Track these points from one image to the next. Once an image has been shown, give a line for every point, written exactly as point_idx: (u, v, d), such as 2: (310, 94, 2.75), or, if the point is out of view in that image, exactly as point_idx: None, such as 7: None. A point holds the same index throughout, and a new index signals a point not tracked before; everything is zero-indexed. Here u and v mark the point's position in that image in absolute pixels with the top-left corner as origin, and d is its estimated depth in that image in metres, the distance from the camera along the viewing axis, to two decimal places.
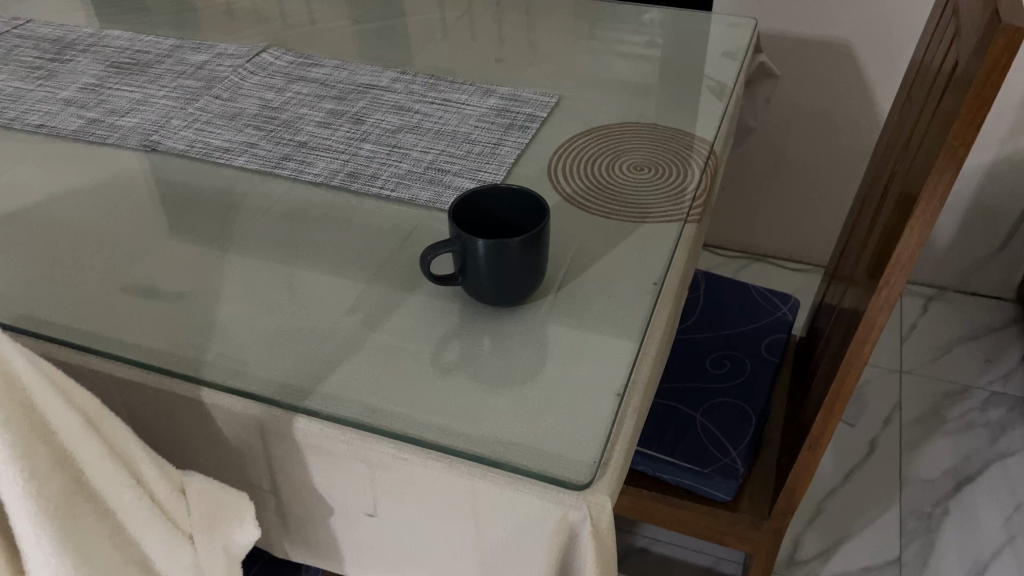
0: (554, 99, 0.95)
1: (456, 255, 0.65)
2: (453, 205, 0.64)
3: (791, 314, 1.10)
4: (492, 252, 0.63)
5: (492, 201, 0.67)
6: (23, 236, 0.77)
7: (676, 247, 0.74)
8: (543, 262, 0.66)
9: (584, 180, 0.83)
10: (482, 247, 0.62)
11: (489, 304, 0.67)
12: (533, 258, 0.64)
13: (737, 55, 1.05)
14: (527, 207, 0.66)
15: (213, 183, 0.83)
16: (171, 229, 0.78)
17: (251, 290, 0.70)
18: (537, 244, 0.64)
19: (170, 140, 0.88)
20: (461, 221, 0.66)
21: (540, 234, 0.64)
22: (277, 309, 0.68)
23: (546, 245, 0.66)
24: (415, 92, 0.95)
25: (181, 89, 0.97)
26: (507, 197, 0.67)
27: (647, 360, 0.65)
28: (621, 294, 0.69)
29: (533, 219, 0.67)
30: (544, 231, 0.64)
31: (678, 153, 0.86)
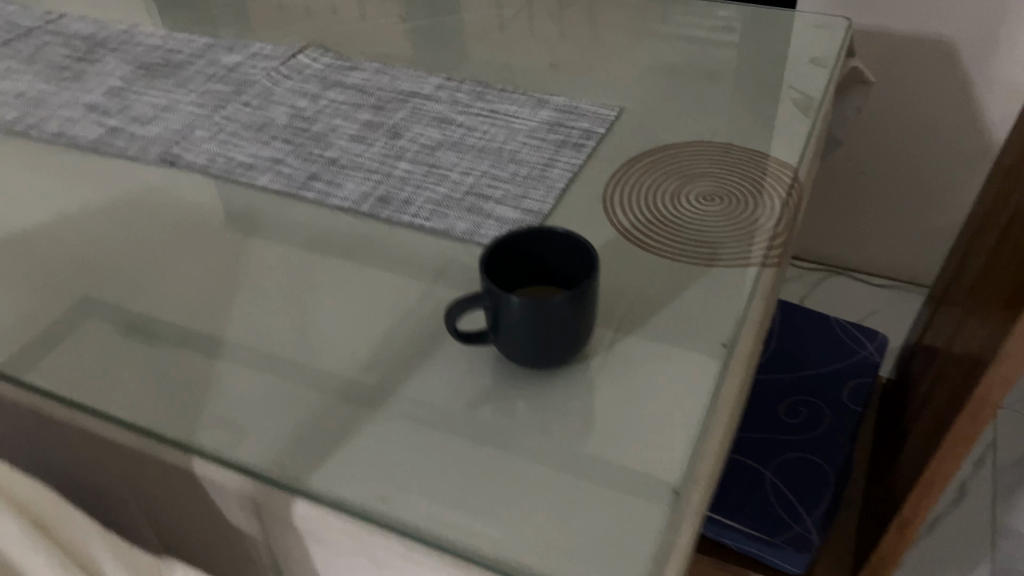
0: (614, 111, 0.85)
1: (486, 312, 0.55)
2: (485, 253, 0.55)
3: (879, 355, 0.98)
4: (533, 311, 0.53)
5: (531, 245, 0.57)
6: (22, 263, 0.70)
7: (751, 298, 0.63)
8: (592, 321, 0.57)
9: (644, 211, 0.72)
10: (520, 306, 0.53)
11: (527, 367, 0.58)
12: (581, 317, 0.55)
13: (828, 61, 0.91)
14: (573, 254, 0.57)
15: (232, 204, 0.75)
16: (179, 258, 0.70)
17: (257, 335, 0.62)
18: (586, 302, 0.54)
19: (192, 153, 0.81)
20: (495, 271, 0.57)
21: (589, 290, 0.54)
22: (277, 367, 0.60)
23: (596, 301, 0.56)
24: (459, 101, 0.86)
25: (209, 95, 0.89)
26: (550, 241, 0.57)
27: (715, 441, 0.55)
28: (685, 357, 0.58)
29: (579, 269, 0.57)
30: (594, 286, 0.54)
31: (755, 181, 0.74)
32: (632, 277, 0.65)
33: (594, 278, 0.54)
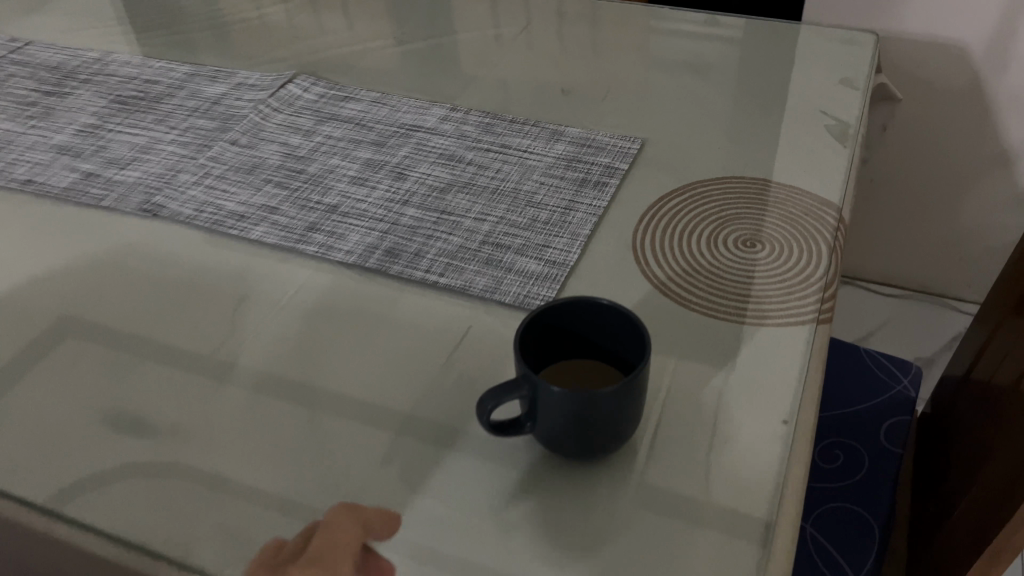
0: (635, 143, 0.78)
1: (522, 400, 0.49)
2: (520, 332, 0.49)
3: (915, 389, 0.92)
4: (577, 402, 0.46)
5: (575, 321, 0.51)
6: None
7: (808, 362, 0.57)
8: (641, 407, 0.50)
9: (679, 259, 0.66)
10: (562, 396, 0.46)
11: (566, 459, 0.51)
12: (631, 406, 0.48)
13: (858, 82, 0.85)
14: (620, 330, 0.50)
15: (224, 261, 0.68)
16: (165, 328, 0.63)
17: (261, 422, 0.56)
18: (637, 390, 0.48)
19: (176, 201, 0.74)
20: (531, 351, 0.50)
21: (641, 376, 0.47)
22: (398, 481, 0.52)
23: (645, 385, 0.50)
24: (467, 135, 0.80)
25: (193, 132, 0.82)
26: (592, 315, 0.51)
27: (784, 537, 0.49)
28: (741, 438, 0.53)
29: (631, 350, 0.50)
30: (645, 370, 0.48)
31: (797, 222, 0.68)
32: (673, 341, 0.59)
33: (648, 363, 0.47)
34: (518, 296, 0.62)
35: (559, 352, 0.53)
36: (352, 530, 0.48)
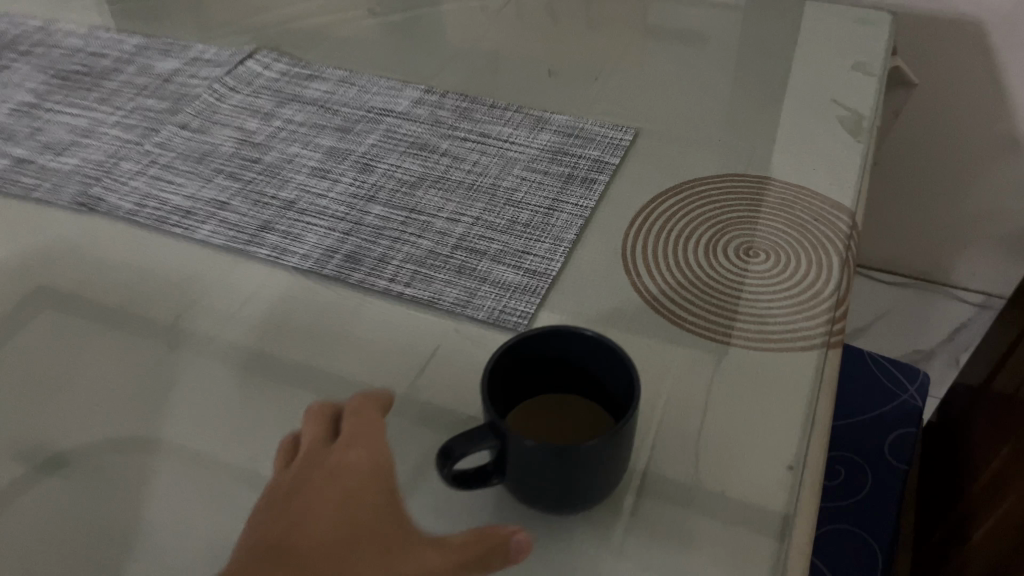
0: (627, 133, 0.71)
1: (489, 450, 0.42)
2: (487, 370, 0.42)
3: (921, 398, 0.86)
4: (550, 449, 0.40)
5: (580, 369, 0.45)
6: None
7: (817, 395, 0.51)
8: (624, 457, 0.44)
9: (674, 267, 0.59)
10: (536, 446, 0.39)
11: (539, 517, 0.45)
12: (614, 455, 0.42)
13: (873, 67, 0.78)
14: (598, 365, 0.44)
15: (166, 264, 0.61)
16: (93, 342, 0.56)
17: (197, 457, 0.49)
18: (624, 436, 0.41)
19: (115, 193, 0.66)
20: (501, 388, 0.43)
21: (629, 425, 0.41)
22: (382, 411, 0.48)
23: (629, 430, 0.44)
24: (442, 122, 0.72)
25: (140, 113, 0.74)
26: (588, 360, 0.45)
27: None
28: (739, 487, 0.46)
29: (619, 389, 0.44)
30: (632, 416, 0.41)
31: (806, 228, 0.61)
32: (665, 367, 0.53)
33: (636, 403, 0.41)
34: (493, 312, 0.56)
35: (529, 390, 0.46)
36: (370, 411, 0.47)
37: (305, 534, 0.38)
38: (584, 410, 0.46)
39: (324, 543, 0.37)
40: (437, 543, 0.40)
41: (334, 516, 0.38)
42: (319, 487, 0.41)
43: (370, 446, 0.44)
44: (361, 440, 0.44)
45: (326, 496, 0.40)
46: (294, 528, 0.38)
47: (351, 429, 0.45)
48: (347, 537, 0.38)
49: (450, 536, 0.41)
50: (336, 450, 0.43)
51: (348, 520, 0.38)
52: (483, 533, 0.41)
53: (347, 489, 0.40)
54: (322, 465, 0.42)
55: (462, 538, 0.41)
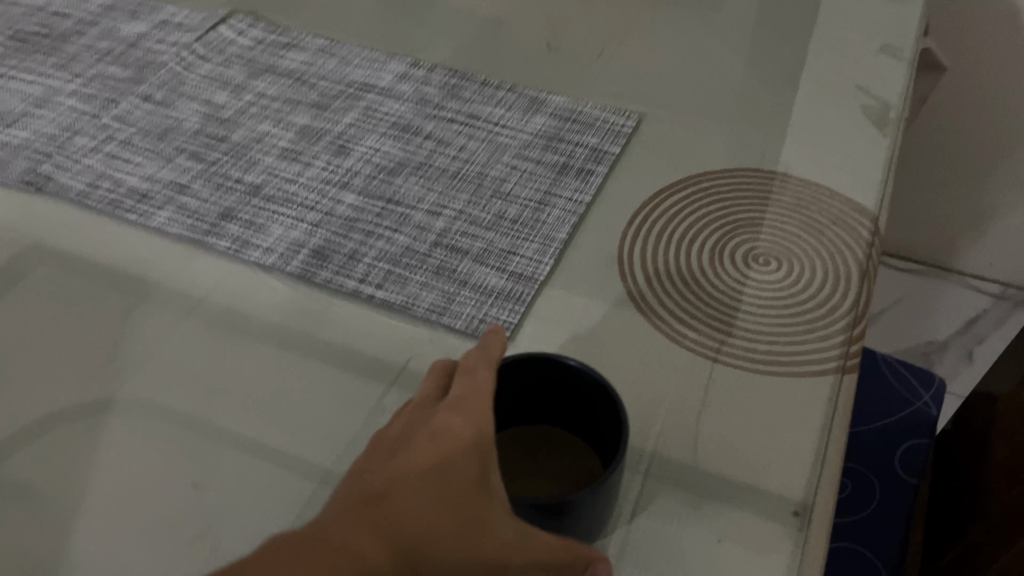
0: (630, 119, 0.65)
1: None
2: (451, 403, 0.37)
3: (936, 406, 0.81)
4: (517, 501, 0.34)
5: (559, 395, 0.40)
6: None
7: (830, 427, 0.45)
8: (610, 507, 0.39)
9: (676, 274, 0.53)
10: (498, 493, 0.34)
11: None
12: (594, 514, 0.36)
13: (902, 50, 0.71)
14: (595, 402, 0.39)
15: (117, 253, 0.56)
16: (33, 342, 0.51)
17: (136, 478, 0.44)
18: (606, 494, 0.35)
19: (66, 171, 0.60)
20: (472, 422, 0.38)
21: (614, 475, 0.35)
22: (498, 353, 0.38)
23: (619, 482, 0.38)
24: (428, 100, 0.66)
25: (100, 82, 0.68)
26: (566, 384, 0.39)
27: None
28: (737, 535, 0.41)
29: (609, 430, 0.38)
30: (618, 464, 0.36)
31: (823, 232, 0.56)
32: (663, 390, 0.48)
33: (620, 458, 0.35)
34: (472, 321, 0.50)
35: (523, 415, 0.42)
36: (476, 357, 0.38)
37: (392, 494, 0.31)
38: (579, 450, 0.41)
39: (408, 513, 0.31)
40: (525, 533, 0.32)
41: (424, 486, 0.32)
42: (414, 447, 0.34)
43: (486, 402, 0.35)
44: (481, 392, 0.36)
45: (421, 459, 0.33)
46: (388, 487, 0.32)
47: (473, 372, 0.37)
48: (433, 512, 0.31)
49: (539, 531, 0.33)
50: (444, 405, 0.36)
51: (438, 492, 0.32)
52: (565, 541, 0.33)
53: (444, 456, 0.33)
54: (426, 422, 0.35)
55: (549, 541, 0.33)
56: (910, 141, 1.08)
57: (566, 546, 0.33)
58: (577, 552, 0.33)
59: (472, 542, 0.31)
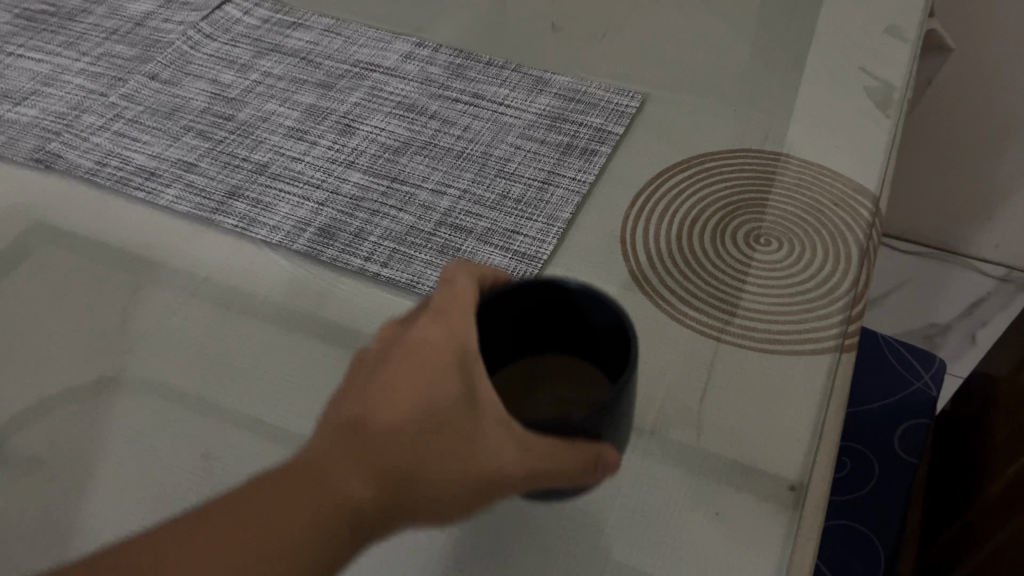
0: (634, 99, 0.65)
1: None
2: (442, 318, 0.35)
3: (936, 386, 0.81)
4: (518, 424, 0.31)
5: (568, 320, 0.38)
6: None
7: (828, 403, 0.46)
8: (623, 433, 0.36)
9: (678, 254, 0.53)
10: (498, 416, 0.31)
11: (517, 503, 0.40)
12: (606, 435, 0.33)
13: (908, 31, 0.71)
14: (609, 325, 0.37)
15: (126, 232, 0.57)
16: (44, 319, 0.52)
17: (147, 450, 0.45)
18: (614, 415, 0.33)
19: (75, 149, 0.61)
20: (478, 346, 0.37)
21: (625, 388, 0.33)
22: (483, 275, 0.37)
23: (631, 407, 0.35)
24: (433, 80, 0.66)
25: (107, 60, 0.69)
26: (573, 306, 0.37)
27: None
28: (735, 506, 0.42)
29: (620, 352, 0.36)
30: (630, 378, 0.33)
31: (824, 213, 0.56)
32: (664, 368, 0.48)
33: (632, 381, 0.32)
34: None
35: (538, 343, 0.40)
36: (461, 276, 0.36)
37: (370, 423, 0.31)
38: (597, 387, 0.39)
39: (386, 445, 0.30)
40: (523, 443, 0.30)
41: (401, 411, 0.31)
42: (394, 365, 0.32)
43: (470, 314, 0.33)
44: (463, 305, 0.33)
45: (399, 381, 0.31)
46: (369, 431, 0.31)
47: (455, 288, 0.35)
48: (413, 437, 0.30)
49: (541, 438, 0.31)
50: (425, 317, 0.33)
51: (417, 414, 0.31)
52: (575, 444, 0.32)
53: (427, 373, 0.31)
54: (408, 338, 0.33)
55: (552, 443, 0.31)
56: (915, 124, 1.08)
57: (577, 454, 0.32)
58: (587, 459, 0.32)
59: (460, 462, 0.30)
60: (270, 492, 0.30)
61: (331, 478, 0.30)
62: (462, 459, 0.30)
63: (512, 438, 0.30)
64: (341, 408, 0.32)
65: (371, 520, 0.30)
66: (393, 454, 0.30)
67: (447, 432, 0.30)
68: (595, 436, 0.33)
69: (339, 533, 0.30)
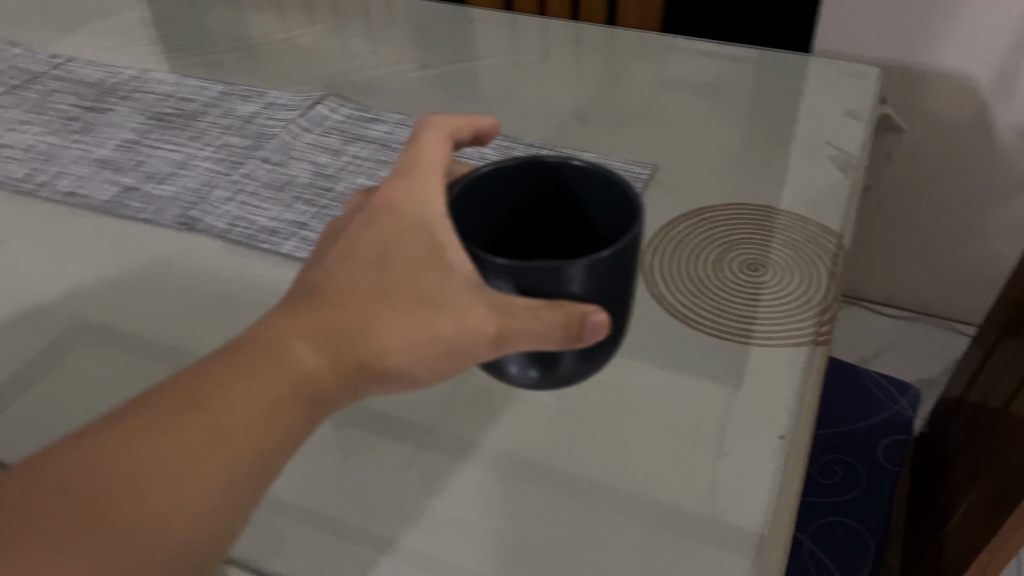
0: (647, 169, 0.83)
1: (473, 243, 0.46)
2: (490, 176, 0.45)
3: (912, 409, 0.95)
4: (507, 278, 0.41)
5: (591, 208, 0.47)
6: (30, 350, 0.68)
7: (805, 381, 0.61)
8: (607, 300, 0.44)
9: (693, 284, 0.69)
10: (489, 255, 0.40)
11: (528, 381, 0.50)
12: (596, 304, 0.43)
13: (863, 114, 0.89)
14: (611, 205, 0.46)
15: (256, 276, 0.73)
16: (201, 340, 0.68)
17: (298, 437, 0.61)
18: (587, 277, 0.41)
19: (211, 215, 0.78)
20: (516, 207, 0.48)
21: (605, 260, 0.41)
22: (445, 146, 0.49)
23: (615, 282, 0.43)
24: (487, 157, 0.84)
25: (226, 149, 0.87)
26: (591, 198, 0.47)
27: (782, 535, 0.53)
28: (741, 451, 0.57)
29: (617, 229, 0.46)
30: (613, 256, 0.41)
31: (799, 246, 0.72)
32: (680, 361, 0.64)
33: (622, 248, 0.42)
34: None
35: (552, 231, 0.49)
36: (436, 145, 0.49)
37: (339, 287, 0.43)
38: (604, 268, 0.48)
39: (357, 299, 0.42)
40: (497, 304, 0.41)
41: (367, 279, 0.43)
42: (368, 232, 0.44)
43: (432, 185, 0.45)
44: (426, 180, 0.46)
45: (369, 255, 0.43)
46: (336, 287, 0.43)
47: (425, 163, 0.47)
48: (372, 299, 0.42)
49: (517, 298, 0.41)
50: (394, 194, 0.45)
51: (384, 283, 0.43)
52: (560, 303, 0.41)
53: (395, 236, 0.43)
54: (384, 203, 0.45)
55: (533, 305, 0.41)
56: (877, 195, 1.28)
57: (558, 309, 0.41)
58: (564, 313, 0.41)
59: (421, 319, 0.42)
60: (239, 355, 0.41)
61: (291, 351, 0.41)
62: (425, 319, 0.42)
63: (480, 298, 0.41)
64: (321, 273, 0.44)
65: (339, 369, 0.42)
66: (359, 311, 0.42)
67: (410, 296, 0.42)
68: (583, 302, 0.42)
69: (307, 386, 0.41)
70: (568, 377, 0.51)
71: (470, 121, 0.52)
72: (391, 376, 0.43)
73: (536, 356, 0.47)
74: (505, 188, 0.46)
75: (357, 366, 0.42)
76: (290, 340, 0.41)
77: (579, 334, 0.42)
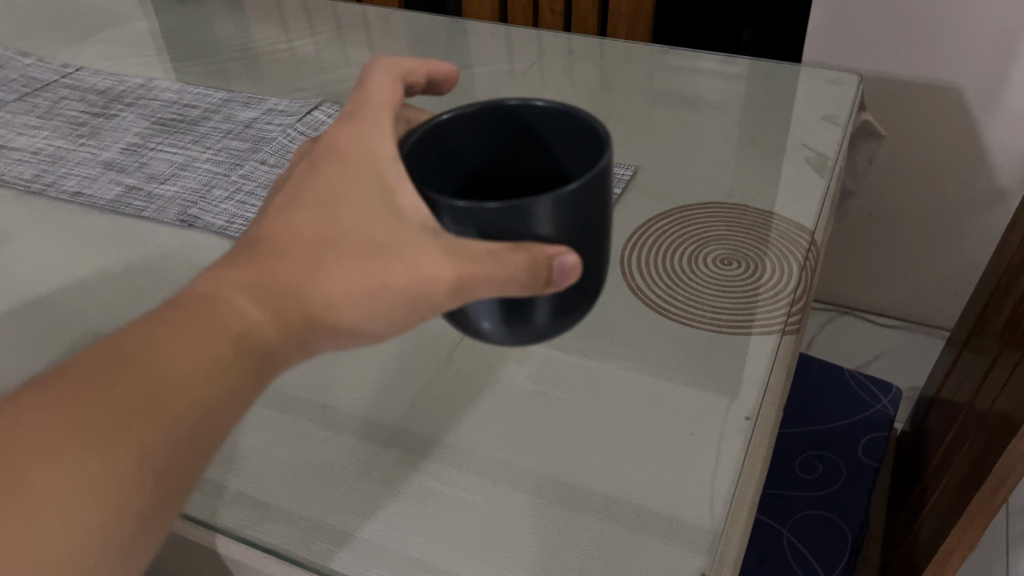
0: (629, 170, 0.86)
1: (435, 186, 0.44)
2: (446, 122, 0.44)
3: (893, 407, 0.97)
4: (465, 221, 0.39)
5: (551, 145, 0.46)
6: (34, 337, 0.71)
7: (772, 367, 0.64)
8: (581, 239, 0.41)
9: (671, 281, 0.72)
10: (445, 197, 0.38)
11: (501, 338, 0.47)
12: (565, 244, 0.40)
13: (840, 118, 0.92)
14: (575, 137, 0.44)
15: None
16: None
17: (285, 417, 0.64)
18: (552, 215, 0.39)
19: (209, 213, 0.81)
20: (477, 152, 0.46)
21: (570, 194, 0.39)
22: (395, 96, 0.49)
23: (587, 218, 0.41)
24: None
25: (226, 152, 0.90)
26: (553, 133, 0.45)
27: (744, 507, 0.56)
28: (706, 433, 0.59)
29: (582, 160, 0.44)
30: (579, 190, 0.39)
31: (770, 242, 0.75)
32: (653, 350, 0.67)
33: (589, 180, 0.39)
34: None
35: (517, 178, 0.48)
36: (386, 95, 0.49)
37: (289, 236, 0.43)
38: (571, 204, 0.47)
39: (309, 245, 0.43)
40: (455, 248, 0.39)
41: (316, 230, 0.43)
42: (317, 181, 0.45)
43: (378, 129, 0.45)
44: (374, 126, 0.46)
45: (315, 201, 0.44)
46: (288, 237, 0.43)
47: (378, 112, 0.47)
48: (323, 252, 0.43)
49: (476, 243, 0.39)
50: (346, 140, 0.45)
51: (331, 234, 0.43)
52: (526, 246, 0.39)
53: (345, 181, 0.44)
54: (336, 154, 0.45)
55: (493, 250, 0.38)
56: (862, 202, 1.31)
57: (522, 253, 0.39)
58: (528, 257, 0.39)
59: (374, 274, 0.42)
60: (183, 308, 0.43)
61: (233, 303, 0.43)
62: (375, 267, 0.42)
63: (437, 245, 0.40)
64: (272, 224, 0.44)
65: (283, 322, 0.43)
66: (306, 263, 0.43)
67: (359, 243, 0.42)
68: (552, 244, 0.40)
69: (253, 335, 0.43)
70: (544, 333, 0.47)
71: (426, 64, 0.54)
72: (343, 331, 0.44)
73: (509, 306, 0.44)
74: (464, 135, 0.45)
75: (305, 318, 0.43)
76: (230, 291, 0.43)
77: (549, 276, 0.40)
